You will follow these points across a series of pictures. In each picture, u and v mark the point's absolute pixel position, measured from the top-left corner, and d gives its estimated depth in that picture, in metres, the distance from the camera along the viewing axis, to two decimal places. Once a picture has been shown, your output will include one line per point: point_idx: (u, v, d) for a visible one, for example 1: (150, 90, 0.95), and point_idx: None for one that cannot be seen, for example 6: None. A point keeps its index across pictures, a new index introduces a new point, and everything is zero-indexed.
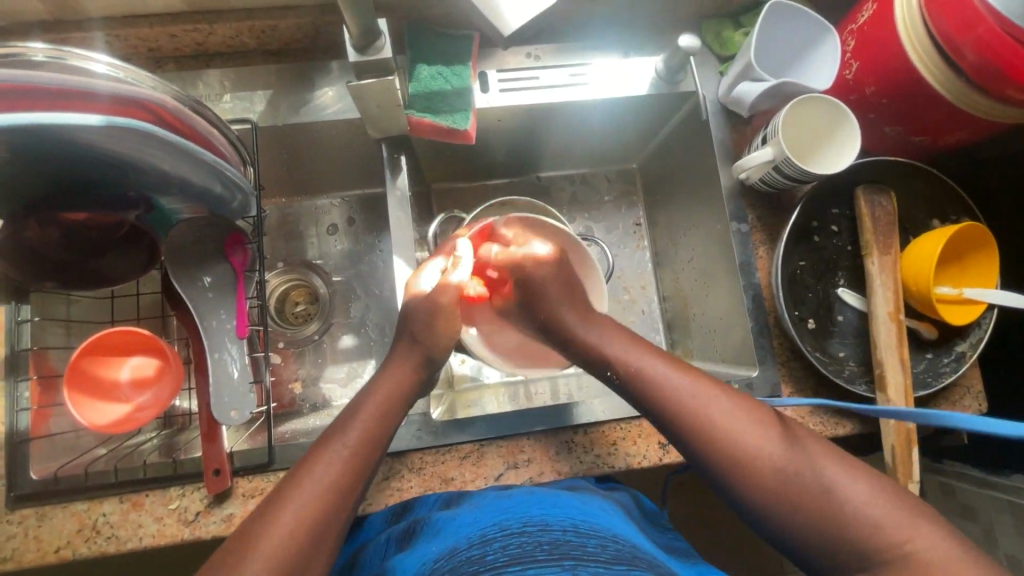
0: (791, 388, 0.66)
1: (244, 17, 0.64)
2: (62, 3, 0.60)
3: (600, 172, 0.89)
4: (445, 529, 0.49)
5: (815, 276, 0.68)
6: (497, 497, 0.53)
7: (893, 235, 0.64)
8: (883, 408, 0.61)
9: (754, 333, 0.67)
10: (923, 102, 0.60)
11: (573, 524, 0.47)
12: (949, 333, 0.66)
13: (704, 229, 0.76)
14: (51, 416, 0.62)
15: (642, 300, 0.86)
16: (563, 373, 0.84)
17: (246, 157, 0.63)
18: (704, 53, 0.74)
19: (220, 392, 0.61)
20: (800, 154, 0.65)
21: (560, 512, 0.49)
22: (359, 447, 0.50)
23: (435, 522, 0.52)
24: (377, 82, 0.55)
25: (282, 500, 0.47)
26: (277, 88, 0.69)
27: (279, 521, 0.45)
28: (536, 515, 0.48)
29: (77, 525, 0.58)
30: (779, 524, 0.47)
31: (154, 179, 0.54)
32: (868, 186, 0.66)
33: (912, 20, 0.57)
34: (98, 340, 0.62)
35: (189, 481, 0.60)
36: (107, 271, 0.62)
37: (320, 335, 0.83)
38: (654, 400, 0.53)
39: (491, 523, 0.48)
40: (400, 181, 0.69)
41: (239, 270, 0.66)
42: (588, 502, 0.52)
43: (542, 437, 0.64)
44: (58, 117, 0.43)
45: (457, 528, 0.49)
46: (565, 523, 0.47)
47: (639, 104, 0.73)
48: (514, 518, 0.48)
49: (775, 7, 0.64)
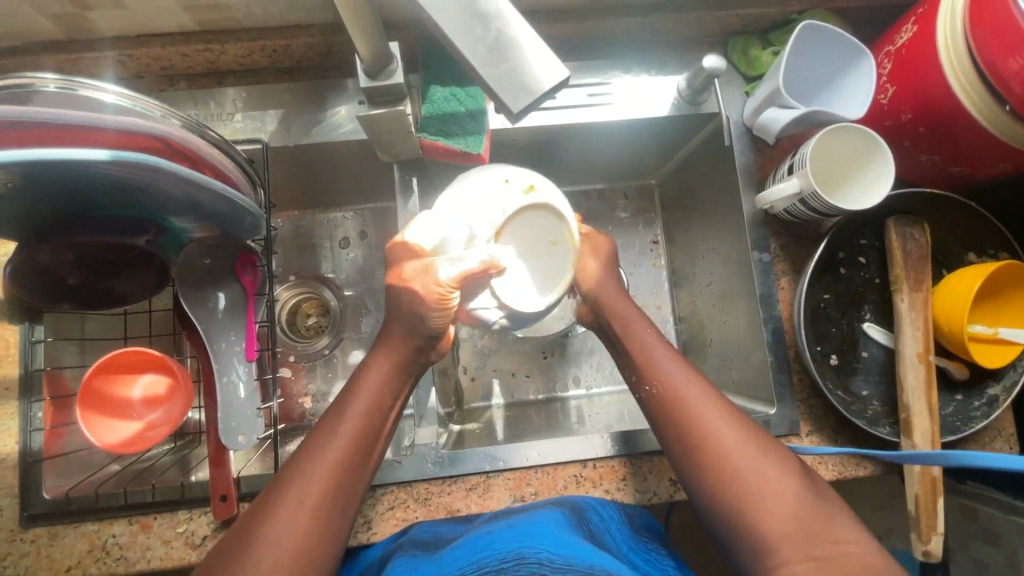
0: (809, 427, 0.64)
1: (256, 37, 0.64)
2: (73, 22, 0.59)
3: (617, 189, 0.86)
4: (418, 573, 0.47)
5: (839, 309, 0.65)
6: (473, 535, 0.50)
7: (924, 271, 0.61)
8: (907, 455, 0.58)
9: (773, 368, 0.65)
10: (964, 133, 0.56)
11: (550, 556, 0.43)
12: (980, 374, 0.63)
13: (723, 255, 0.73)
14: (64, 434, 0.62)
15: (657, 321, 0.84)
16: (573, 394, 0.83)
17: (256, 179, 0.62)
18: (730, 72, 0.71)
19: (228, 416, 0.60)
20: (826, 185, 0.62)
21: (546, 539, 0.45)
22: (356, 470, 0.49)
23: (410, 560, 0.50)
24: (389, 111, 0.54)
25: (263, 523, 0.45)
26: (290, 106, 0.68)
27: (261, 546, 0.44)
28: (512, 548, 0.45)
29: (88, 546, 0.59)
30: (741, 539, 0.48)
31: (162, 203, 0.53)
32: (900, 217, 0.62)
33: (956, 46, 0.54)
34: (109, 360, 0.61)
35: (196, 505, 0.61)
36: (119, 290, 0.62)
37: (330, 349, 0.82)
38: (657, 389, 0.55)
39: (468, 563, 0.45)
40: (411, 205, 0.67)
41: (249, 291, 0.66)
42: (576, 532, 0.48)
43: (550, 470, 0.63)
44: (63, 152, 0.42)
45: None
46: (542, 555, 0.43)
47: (659, 124, 0.71)
48: (493, 555, 0.45)
49: (807, 29, 0.60)
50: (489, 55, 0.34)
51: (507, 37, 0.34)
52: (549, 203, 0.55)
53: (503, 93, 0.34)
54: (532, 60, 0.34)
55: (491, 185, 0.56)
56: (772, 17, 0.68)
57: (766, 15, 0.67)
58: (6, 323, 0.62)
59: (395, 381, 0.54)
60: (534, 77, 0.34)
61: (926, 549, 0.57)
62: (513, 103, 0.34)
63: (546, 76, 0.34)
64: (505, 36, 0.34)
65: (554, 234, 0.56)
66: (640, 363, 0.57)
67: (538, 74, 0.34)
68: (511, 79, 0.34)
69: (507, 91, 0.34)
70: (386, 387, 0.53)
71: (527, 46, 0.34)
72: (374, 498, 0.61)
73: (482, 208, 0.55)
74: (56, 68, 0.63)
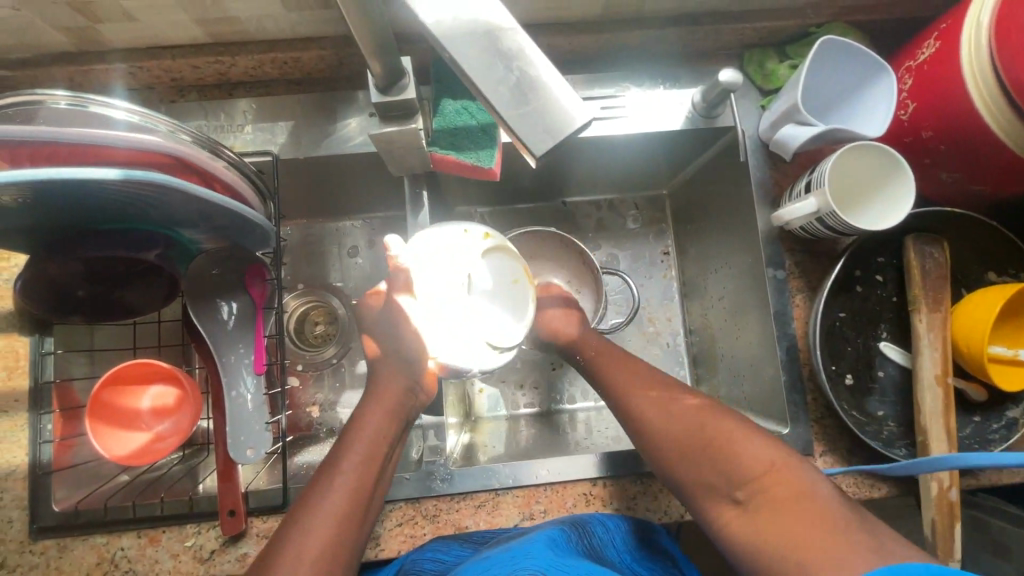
0: (824, 447, 0.63)
1: (267, 49, 0.63)
2: (84, 34, 0.59)
3: (628, 199, 0.85)
4: None
5: (855, 328, 0.64)
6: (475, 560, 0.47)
7: (943, 291, 0.60)
8: (924, 478, 0.57)
9: (787, 387, 0.64)
10: (986, 152, 0.55)
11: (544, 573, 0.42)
12: (1000, 395, 0.62)
13: (736, 269, 0.72)
14: (74, 446, 0.63)
15: (668, 333, 0.82)
16: (582, 406, 0.82)
17: (266, 191, 0.62)
18: (745, 85, 0.70)
19: (236, 430, 0.60)
20: (843, 203, 0.61)
21: (540, 558, 0.44)
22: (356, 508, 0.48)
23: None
24: (399, 128, 0.53)
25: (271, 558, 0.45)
26: (299, 117, 0.67)
27: None
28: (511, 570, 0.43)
29: (97, 558, 0.59)
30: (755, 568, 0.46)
31: (173, 217, 0.53)
32: (919, 235, 0.61)
33: (980, 64, 0.53)
34: (118, 371, 0.61)
35: (204, 519, 0.61)
36: (130, 301, 0.61)
37: (338, 359, 0.82)
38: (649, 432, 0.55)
39: None
40: (421, 218, 0.67)
41: (257, 304, 0.65)
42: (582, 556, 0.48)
43: (559, 488, 0.62)
44: (73, 172, 0.42)
45: None
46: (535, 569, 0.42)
47: (671, 138, 0.70)
48: None
49: (826, 45, 0.59)
50: (509, 94, 0.33)
51: (527, 77, 0.33)
52: (505, 247, 0.62)
53: (522, 133, 0.32)
54: (553, 99, 0.32)
55: (458, 238, 0.60)
56: (789, 30, 0.67)
57: (783, 28, 0.66)
58: (17, 335, 0.62)
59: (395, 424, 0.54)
60: (555, 118, 0.32)
61: None
62: (536, 144, 0.32)
63: (567, 117, 0.32)
64: (526, 76, 0.33)
65: (513, 273, 0.62)
66: (646, 407, 0.57)
67: (558, 116, 0.32)
68: (532, 121, 0.32)
69: (526, 129, 0.32)
70: (387, 429, 0.53)
71: (549, 88, 0.33)
72: (382, 514, 0.61)
73: (448, 260, 0.59)
74: (67, 79, 0.63)
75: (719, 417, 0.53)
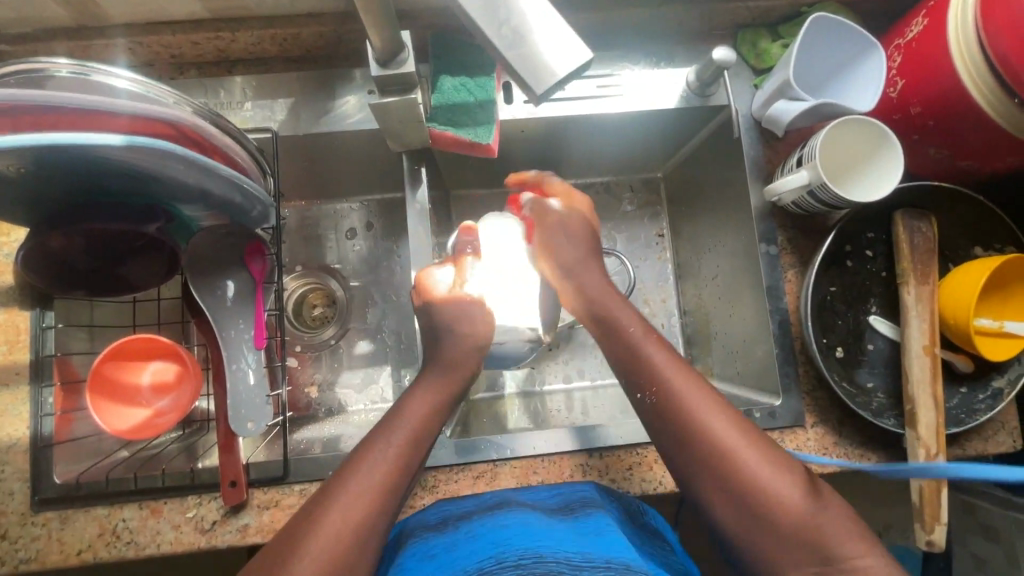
0: (815, 418, 0.65)
1: (266, 25, 0.64)
2: (85, 9, 0.60)
3: (623, 182, 0.86)
4: (439, 557, 0.49)
5: (845, 302, 0.65)
6: (491, 522, 0.51)
7: (931, 264, 0.61)
8: (911, 445, 0.59)
9: (779, 360, 0.65)
10: (972, 126, 0.57)
11: (568, 556, 0.45)
12: (985, 367, 0.64)
13: (729, 248, 0.73)
14: (74, 420, 0.63)
15: (662, 314, 0.83)
16: (578, 386, 0.83)
17: (266, 168, 0.62)
18: (739, 65, 0.71)
19: (238, 402, 0.60)
20: (834, 177, 0.62)
21: (563, 538, 0.47)
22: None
23: (429, 544, 0.51)
24: (398, 100, 0.54)
25: (294, 536, 0.44)
26: (299, 95, 0.68)
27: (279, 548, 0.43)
28: (529, 546, 0.46)
29: (98, 530, 0.60)
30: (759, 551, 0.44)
31: (174, 191, 0.52)
32: (907, 210, 0.63)
33: (965, 37, 0.54)
34: (119, 346, 0.60)
35: (205, 490, 0.61)
36: (131, 278, 0.61)
37: (336, 339, 0.82)
38: (659, 409, 0.50)
39: (488, 555, 0.46)
40: (419, 195, 0.67)
41: (257, 280, 0.64)
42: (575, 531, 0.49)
43: (556, 459, 0.64)
44: (82, 137, 0.42)
45: (444, 562, 0.48)
46: (561, 555, 0.45)
47: (666, 116, 0.71)
48: (511, 548, 0.46)
49: (817, 22, 0.60)
50: (510, 38, 0.35)
51: (528, 22, 0.35)
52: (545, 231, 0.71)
53: (526, 76, 0.35)
54: (554, 46, 0.35)
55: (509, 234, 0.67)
56: (781, 10, 0.69)
57: (776, 7, 0.68)
58: (17, 309, 0.63)
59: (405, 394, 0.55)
60: (554, 61, 0.34)
61: (930, 539, 0.57)
62: (535, 86, 0.35)
63: (567, 63, 0.35)
64: (526, 21, 0.35)
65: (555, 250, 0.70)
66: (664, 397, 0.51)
67: (560, 60, 0.35)
68: (529, 63, 0.35)
69: (529, 74, 0.35)
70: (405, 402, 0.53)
71: (547, 34, 0.35)
72: None
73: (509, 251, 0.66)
74: (68, 54, 0.64)
75: (715, 397, 0.50)
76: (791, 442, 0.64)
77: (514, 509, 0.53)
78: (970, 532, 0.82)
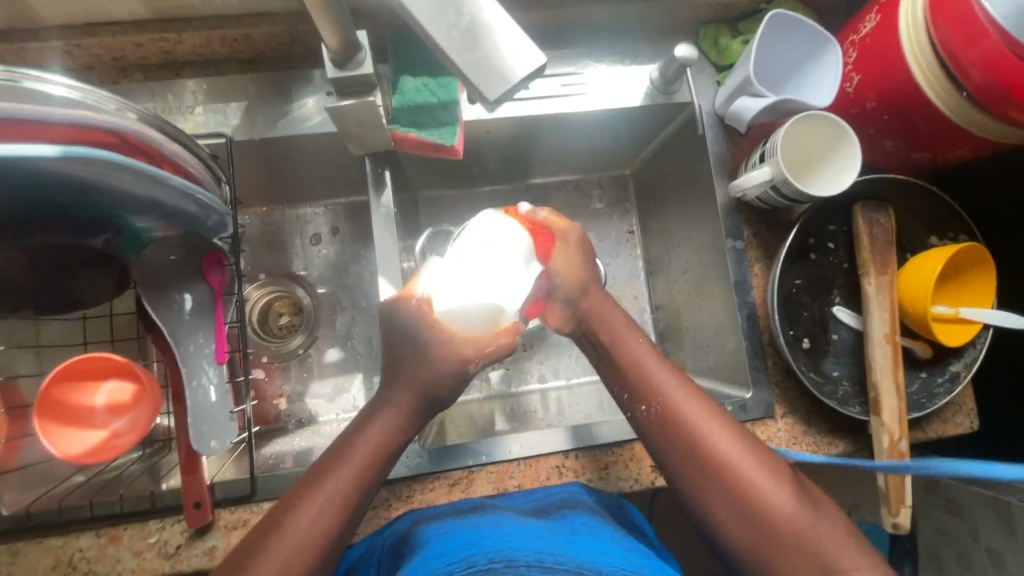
0: (783, 409, 0.66)
1: (215, 25, 0.62)
2: (14, 10, 0.56)
3: (591, 179, 0.86)
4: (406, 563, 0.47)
5: (810, 294, 0.67)
6: (465, 528, 0.50)
7: (890, 254, 0.63)
8: (877, 433, 0.60)
9: (747, 353, 0.66)
10: (923, 119, 0.58)
11: (539, 559, 0.44)
12: (943, 352, 0.66)
13: (698, 242, 0.74)
14: (22, 447, 0.58)
15: (634, 311, 0.84)
16: (554, 385, 0.82)
17: (220, 175, 0.59)
18: (700, 61, 0.71)
19: (198, 422, 0.57)
20: (796, 171, 0.63)
21: (534, 542, 0.47)
22: (320, 506, 0.47)
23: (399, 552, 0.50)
24: (358, 102, 0.52)
25: None
26: (254, 98, 0.66)
27: None
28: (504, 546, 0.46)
29: (53, 561, 0.58)
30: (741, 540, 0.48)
31: (121, 201, 0.49)
32: (866, 203, 0.64)
33: (917, 34, 0.55)
34: (72, 365, 0.57)
35: (168, 514, 0.59)
36: (81, 294, 0.59)
37: (305, 348, 0.80)
38: (666, 417, 0.52)
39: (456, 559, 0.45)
40: (384, 199, 0.66)
41: (217, 292, 0.61)
42: (552, 532, 0.49)
43: (534, 461, 0.63)
44: (9, 148, 0.38)
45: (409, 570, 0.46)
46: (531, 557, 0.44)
47: (630, 114, 0.71)
48: (481, 552, 0.45)
49: (773, 19, 0.61)
50: (461, 40, 0.34)
51: (479, 23, 0.34)
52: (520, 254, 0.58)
53: (479, 80, 0.34)
54: (509, 48, 0.34)
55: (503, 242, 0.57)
56: (740, 7, 0.69)
57: (735, 3, 0.68)
58: None
59: (372, 408, 0.52)
60: (511, 62, 0.34)
61: (896, 522, 0.59)
62: (488, 89, 0.34)
63: (523, 64, 0.34)
64: (480, 23, 0.34)
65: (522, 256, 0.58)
66: (635, 382, 0.55)
67: (513, 61, 0.34)
68: (483, 64, 0.34)
69: (483, 79, 0.34)
70: (375, 418, 0.51)
71: (496, 32, 0.34)
72: None
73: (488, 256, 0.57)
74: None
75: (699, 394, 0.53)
76: (762, 433, 0.64)
77: (490, 517, 0.52)
78: (932, 508, 0.85)
